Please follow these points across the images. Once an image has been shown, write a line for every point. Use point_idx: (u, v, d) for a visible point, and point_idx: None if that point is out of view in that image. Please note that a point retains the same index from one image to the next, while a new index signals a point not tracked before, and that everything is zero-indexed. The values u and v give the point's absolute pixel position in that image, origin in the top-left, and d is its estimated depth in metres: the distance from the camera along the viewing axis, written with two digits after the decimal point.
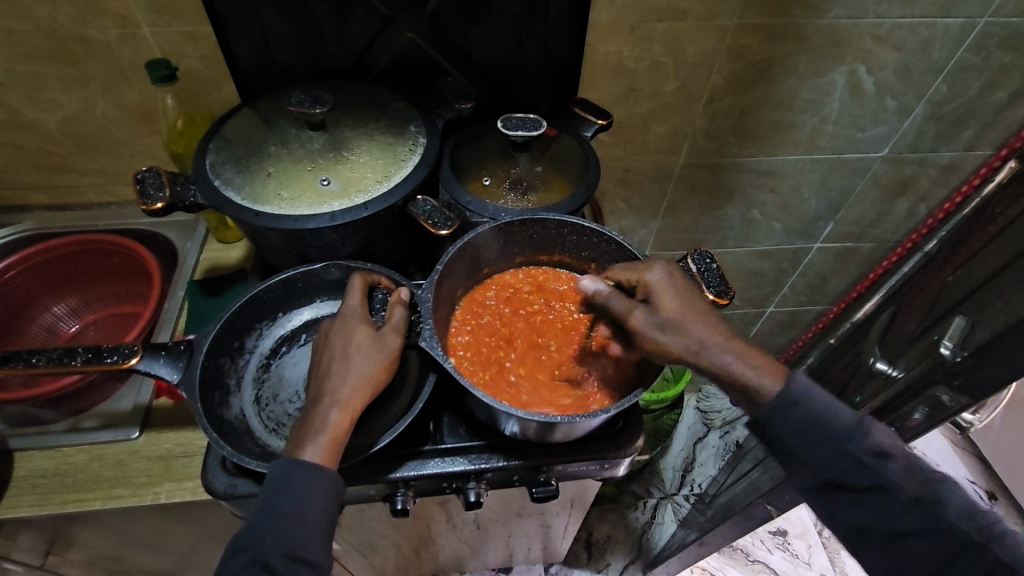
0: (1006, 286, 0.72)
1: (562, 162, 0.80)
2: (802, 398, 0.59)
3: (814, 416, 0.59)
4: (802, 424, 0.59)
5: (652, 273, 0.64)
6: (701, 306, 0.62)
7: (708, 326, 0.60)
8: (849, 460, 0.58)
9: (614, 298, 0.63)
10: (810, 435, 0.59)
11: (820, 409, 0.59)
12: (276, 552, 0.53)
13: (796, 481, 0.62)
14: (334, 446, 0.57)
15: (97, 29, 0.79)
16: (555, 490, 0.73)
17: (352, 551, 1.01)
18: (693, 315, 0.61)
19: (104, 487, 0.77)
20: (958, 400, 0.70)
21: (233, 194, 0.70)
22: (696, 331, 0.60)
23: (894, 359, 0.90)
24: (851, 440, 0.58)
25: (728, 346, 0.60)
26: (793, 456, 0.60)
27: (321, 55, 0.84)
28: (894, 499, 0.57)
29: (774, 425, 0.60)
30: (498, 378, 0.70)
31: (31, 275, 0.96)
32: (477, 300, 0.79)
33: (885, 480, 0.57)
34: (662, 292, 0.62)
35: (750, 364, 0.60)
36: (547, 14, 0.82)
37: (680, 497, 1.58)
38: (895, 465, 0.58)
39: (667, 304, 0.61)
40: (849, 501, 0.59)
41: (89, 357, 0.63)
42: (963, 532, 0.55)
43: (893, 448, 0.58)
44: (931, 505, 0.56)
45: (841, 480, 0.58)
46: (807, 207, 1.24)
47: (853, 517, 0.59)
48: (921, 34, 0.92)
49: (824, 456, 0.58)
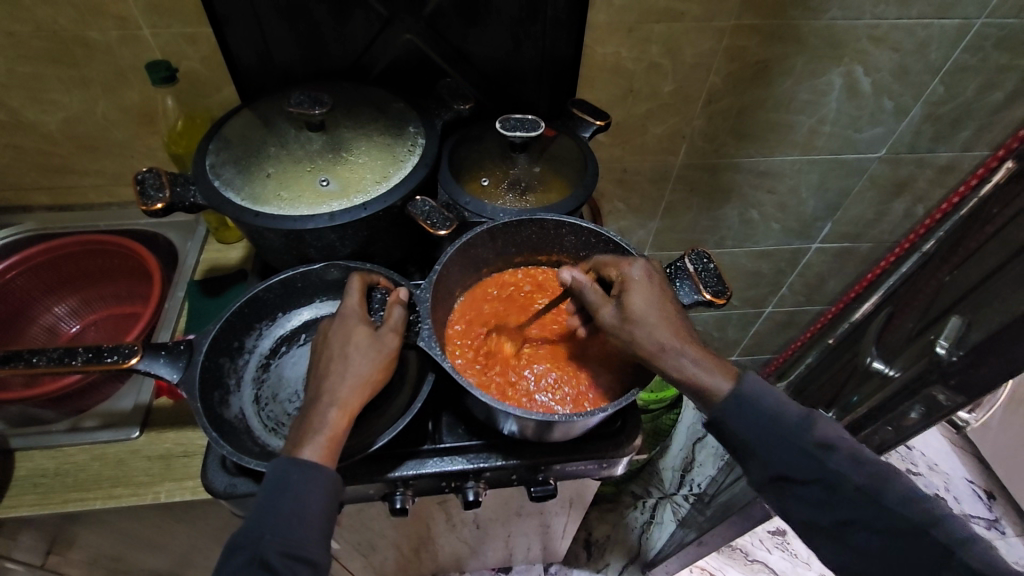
0: (1002, 286, 0.73)
1: (560, 162, 0.81)
2: (751, 394, 0.60)
3: (764, 411, 0.60)
4: (752, 417, 0.60)
5: (631, 271, 0.65)
6: (671, 309, 0.63)
7: (669, 329, 0.61)
8: (797, 453, 0.59)
9: (591, 290, 0.67)
10: (758, 429, 0.60)
11: (768, 403, 0.60)
12: (274, 550, 0.54)
13: (749, 476, 0.63)
14: (333, 445, 0.57)
15: (98, 30, 0.79)
16: (553, 490, 0.74)
17: (351, 551, 1.01)
18: (659, 316, 0.62)
19: (105, 486, 0.77)
20: (954, 400, 0.71)
21: (233, 194, 0.70)
22: (655, 332, 0.61)
23: (891, 358, 0.90)
24: (798, 434, 0.59)
25: (686, 351, 0.60)
26: (745, 452, 0.61)
27: (321, 56, 0.85)
28: (839, 489, 0.58)
29: (727, 422, 0.60)
30: (496, 374, 0.71)
31: (31, 275, 0.97)
32: (479, 296, 0.79)
33: (829, 472, 0.58)
34: (634, 290, 0.64)
35: (706, 372, 0.60)
36: (545, 15, 0.83)
37: (679, 497, 1.58)
38: (839, 456, 0.59)
39: (634, 302, 0.63)
40: (798, 493, 0.60)
41: (90, 357, 0.64)
42: (904, 519, 0.57)
43: (839, 439, 0.59)
44: (873, 494, 0.58)
45: (789, 472, 0.59)
46: (805, 207, 1.24)
47: (803, 509, 0.60)
48: (918, 35, 0.93)
49: (773, 449, 0.60)
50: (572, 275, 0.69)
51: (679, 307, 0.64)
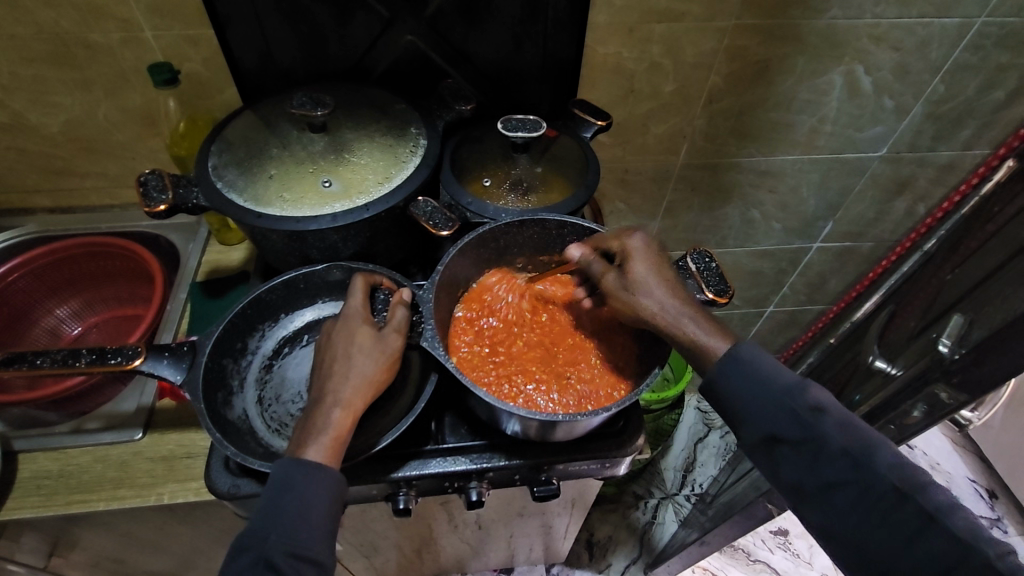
0: (1003, 283, 0.73)
1: (561, 163, 0.81)
2: (746, 361, 0.61)
3: (755, 375, 0.61)
4: (742, 377, 0.61)
5: (629, 241, 0.67)
6: (670, 277, 0.65)
7: (668, 296, 0.64)
8: (785, 413, 0.59)
9: (593, 262, 0.69)
10: (749, 390, 0.60)
11: (759, 367, 0.61)
12: (280, 551, 0.54)
13: (742, 440, 0.62)
14: (336, 446, 0.57)
15: (101, 33, 0.79)
16: (556, 490, 0.74)
17: (354, 552, 1.01)
18: (658, 282, 0.65)
19: (108, 488, 0.77)
20: (956, 399, 0.70)
21: (236, 196, 0.70)
22: (653, 298, 0.64)
23: (893, 357, 0.90)
24: (786, 395, 0.59)
25: (685, 314, 0.63)
26: (736, 416, 0.62)
27: (322, 57, 0.85)
28: (826, 451, 0.57)
29: (722, 384, 0.61)
30: (501, 375, 0.71)
31: (33, 277, 0.97)
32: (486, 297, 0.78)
33: (817, 434, 0.57)
34: (633, 259, 0.66)
35: (705, 335, 0.62)
36: (546, 16, 0.83)
37: (680, 497, 1.58)
38: (829, 420, 0.58)
39: (633, 272, 0.65)
40: (786, 456, 0.59)
41: (93, 358, 0.64)
42: (890, 482, 0.54)
43: (831, 405, 0.58)
44: (860, 458, 0.56)
45: (779, 433, 0.59)
46: (806, 207, 1.24)
47: (792, 474, 0.58)
48: (918, 34, 0.93)
49: (763, 411, 0.60)
50: (578, 250, 0.70)
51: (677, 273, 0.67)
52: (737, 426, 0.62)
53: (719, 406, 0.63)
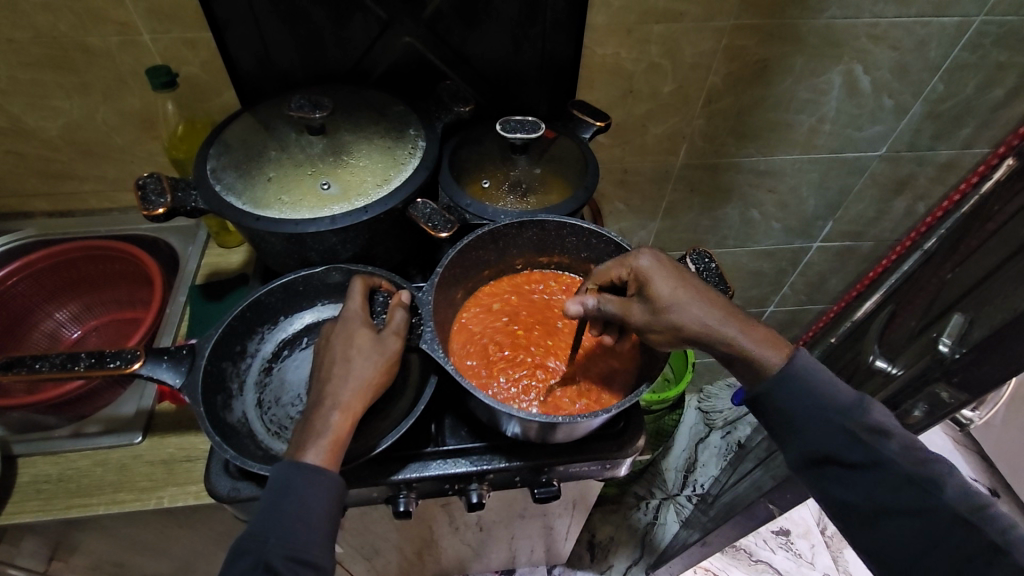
0: (1003, 283, 0.73)
1: (561, 164, 0.81)
2: (799, 374, 0.60)
3: (814, 393, 0.59)
4: (802, 399, 0.59)
5: (639, 263, 0.63)
6: (695, 287, 0.62)
7: (703, 308, 0.61)
8: (847, 435, 0.58)
9: (605, 303, 0.64)
10: (810, 409, 0.59)
11: (816, 384, 0.60)
12: (278, 554, 0.53)
13: (791, 456, 0.62)
14: (335, 448, 0.57)
15: (98, 36, 0.79)
16: (557, 491, 0.73)
17: (354, 554, 1.01)
18: (688, 297, 0.61)
19: (108, 491, 0.77)
20: (958, 397, 0.71)
21: (235, 199, 0.70)
22: (691, 317, 0.60)
23: (894, 357, 0.90)
24: (848, 416, 0.58)
25: (728, 329, 0.60)
26: (790, 432, 0.61)
27: (320, 59, 0.85)
28: (891, 476, 0.57)
29: (779, 402, 0.60)
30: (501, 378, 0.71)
31: (33, 281, 0.97)
32: (489, 302, 0.79)
33: (881, 458, 0.57)
34: (654, 282, 0.62)
35: (753, 339, 0.60)
36: (544, 17, 0.83)
37: (682, 498, 1.58)
38: (892, 443, 0.58)
39: (659, 295, 0.61)
40: (843, 477, 0.59)
41: (92, 362, 0.64)
42: (954, 509, 0.55)
43: (891, 427, 0.59)
44: (925, 483, 0.57)
45: (838, 455, 0.59)
46: (806, 207, 1.24)
47: (849, 495, 0.59)
48: (917, 33, 0.93)
49: (824, 432, 0.59)
50: (580, 305, 0.63)
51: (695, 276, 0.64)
52: (788, 445, 0.61)
53: (768, 422, 0.62)
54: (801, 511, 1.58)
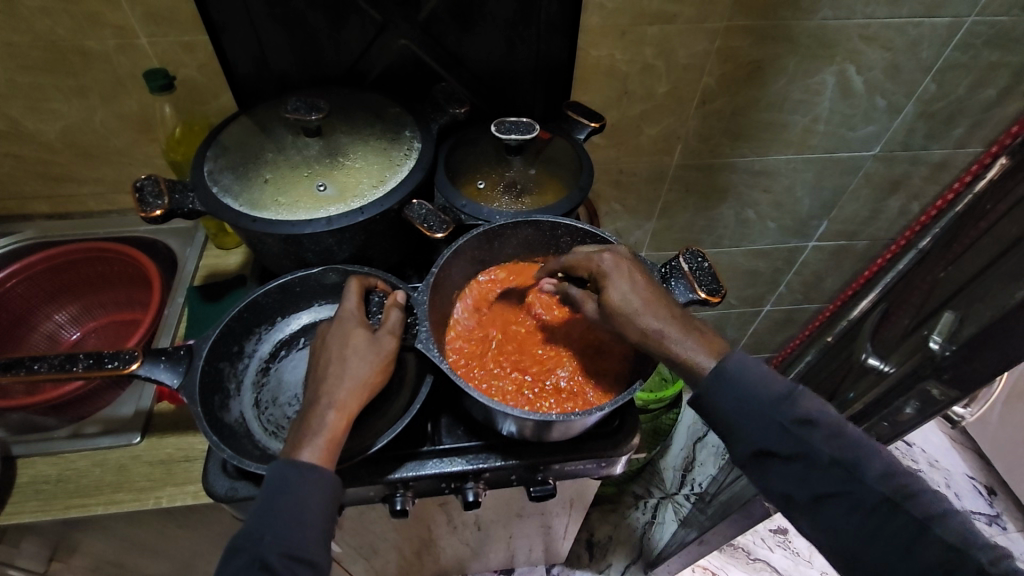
0: (993, 280, 0.73)
1: (555, 165, 0.82)
2: (733, 370, 0.59)
3: (745, 386, 0.59)
4: (731, 393, 0.59)
5: (600, 262, 0.67)
6: (646, 296, 0.63)
7: (645, 318, 0.62)
8: (772, 425, 0.58)
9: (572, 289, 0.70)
10: (737, 405, 0.59)
11: (748, 377, 0.59)
12: (273, 552, 0.54)
13: (731, 452, 0.61)
14: (331, 447, 0.57)
15: (96, 40, 0.80)
16: (552, 489, 0.74)
17: (353, 554, 1.01)
18: (633, 305, 0.63)
19: (107, 492, 0.77)
20: (948, 394, 0.72)
21: (231, 201, 0.71)
22: (630, 323, 0.62)
23: (886, 354, 0.90)
24: (777, 407, 0.58)
25: (665, 340, 0.61)
26: (726, 427, 0.60)
27: (317, 62, 0.85)
28: (816, 463, 0.56)
29: (712, 399, 0.60)
30: (485, 373, 0.72)
31: (32, 283, 0.97)
32: (483, 291, 0.79)
33: (806, 447, 0.56)
34: (610, 281, 0.65)
35: (690, 352, 0.61)
36: (538, 18, 0.83)
37: (680, 497, 1.58)
38: (818, 431, 0.57)
39: (612, 295, 0.64)
40: (776, 469, 0.58)
41: (90, 363, 0.64)
42: (880, 493, 0.54)
43: (819, 415, 0.57)
44: (850, 469, 0.55)
45: (767, 447, 0.58)
46: (801, 207, 1.25)
47: (782, 487, 0.58)
48: (909, 33, 0.94)
49: (751, 424, 0.58)
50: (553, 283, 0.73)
51: (655, 284, 0.64)
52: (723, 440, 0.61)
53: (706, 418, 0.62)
54: None
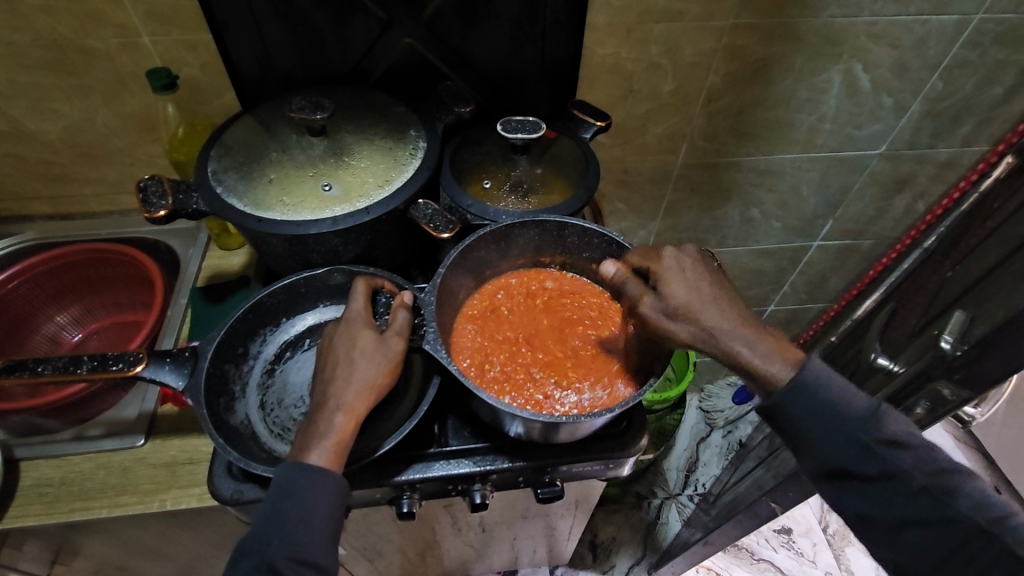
0: (1003, 279, 0.73)
1: (562, 164, 0.81)
2: (813, 385, 0.59)
3: (828, 406, 0.59)
4: (816, 413, 0.59)
5: (665, 256, 0.65)
6: (712, 289, 0.63)
7: (716, 314, 0.61)
8: (859, 448, 0.58)
9: (630, 282, 0.67)
10: (822, 424, 0.59)
11: (831, 396, 0.59)
12: (281, 555, 0.54)
13: (803, 466, 0.62)
14: (339, 450, 0.57)
15: (99, 39, 0.79)
16: (561, 491, 0.73)
17: (358, 556, 1.01)
18: (700, 302, 0.61)
19: (110, 494, 0.77)
20: (959, 394, 0.71)
21: (236, 201, 0.70)
22: (699, 321, 0.61)
23: (896, 354, 0.90)
24: (861, 428, 0.58)
25: (737, 339, 0.60)
26: (805, 444, 0.60)
27: (320, 61, 0.85)
28: (906, 487, 0.57)
29: (789, 418, 0.60)
30: (482, 363, 0.72)
31: (34, 284, 0.97)
32: (507, 283, 0.81)
33: (894, 470, 0.57)
34: (669, 276, 0.63)
35: (762, 354, 0.60)
36: (544, 16, 0.83)
37: (683, 497, 1.58)
38: (906, 454, 0.58)
39: (672, 295, 0.62)
40: (858, 489, 0.59)
41: (95, 365, 0.64)
42: (972, 521, 0.56)
43: (906, 437, 0.58)
44: (941, 495, 0.57)
45: (850, 467, 0.59)
46: (807, 206, 1.24)
47: (861, 505, 0.59)
48: (916, 31, 0.93)
49: (835, 444, 0.59)
50: (613, 267, 0.68)
51: (719, 286, 0.63)
52: (802, 454, 0.61)
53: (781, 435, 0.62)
54: (802, 511, 1.58)
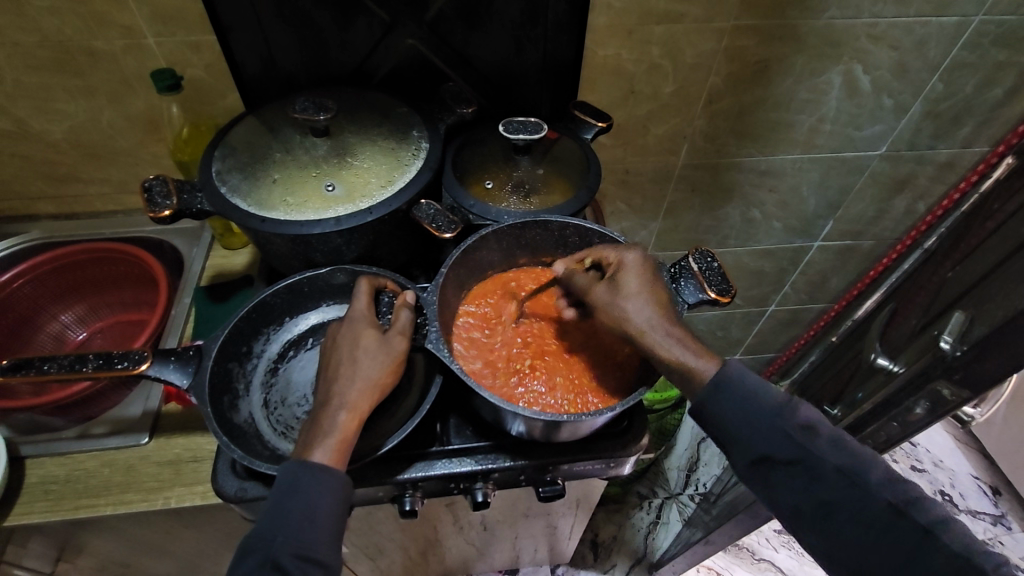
0: (1003, 280, 0.73)
1: (563, 164, 0.81)
2: (736, 380, 0.61)
3: (747, 397, 0.61)
4: (736, 402, 0.61)
5: (626, 255, 0.67)
6: (661, 290, 0.65)
7: (658, 310, 0.63)
8: (777, 433, 0.60)
9: (580, 276, 0.70)
10: (741, 413, 0.61)
11: (749, 388, 0.61)
12: (286, 552, 0.54)
13: (732, 463, 0.63)
14: (342, 448, 0.57)
15: (104, 40, 0.80)
16: (561, 490, 0.74)
17: (361, 555, 1.02)
18: (645, 297, 0.63)
19: (115, 492, 0.77)
20: (959, 394, 0.71)
21: (240, 201, 0.70)
22: (640, 312, 0.63)
23: (896, 355, 0.90)
24: (779, 416, 0.60)
25: (669, 335, 0.62)
26: (728, 437, 0.62)
27: (323, 62, 0.85)
28: (821, 469, 0.58)
29: (712, 412, 0.61)
30: (490, 366, 0.71)
31: (38, 283, 0.97)
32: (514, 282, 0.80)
33: (809, 453, 0.59)
34: (625, 271, 0.66)
35: (689, 351, 0.61)
36: (546, 18, 0.83)
37: (685, 497, 1.51)
38: (820, 439, 0.60)
39: (622, 286, 0.65)
40: (781, 477, 0.60)
41: (100, 364, 0.64)
42: (883, 498, 0.57)
43: (819, 424, 0.61)
44: (853, 476, 0.58)
45: (771, 453, 0.60)
46: (807, 206, 1.25)
47: (786, 494, 0.60)
48: (916, 33, 0.93)
49: (755, 430, 0.60)
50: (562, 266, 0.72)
51: (669, 291, 0.65)
52: (729, 447, 0.62)
53: (709, 432, 0.63)
54: None
